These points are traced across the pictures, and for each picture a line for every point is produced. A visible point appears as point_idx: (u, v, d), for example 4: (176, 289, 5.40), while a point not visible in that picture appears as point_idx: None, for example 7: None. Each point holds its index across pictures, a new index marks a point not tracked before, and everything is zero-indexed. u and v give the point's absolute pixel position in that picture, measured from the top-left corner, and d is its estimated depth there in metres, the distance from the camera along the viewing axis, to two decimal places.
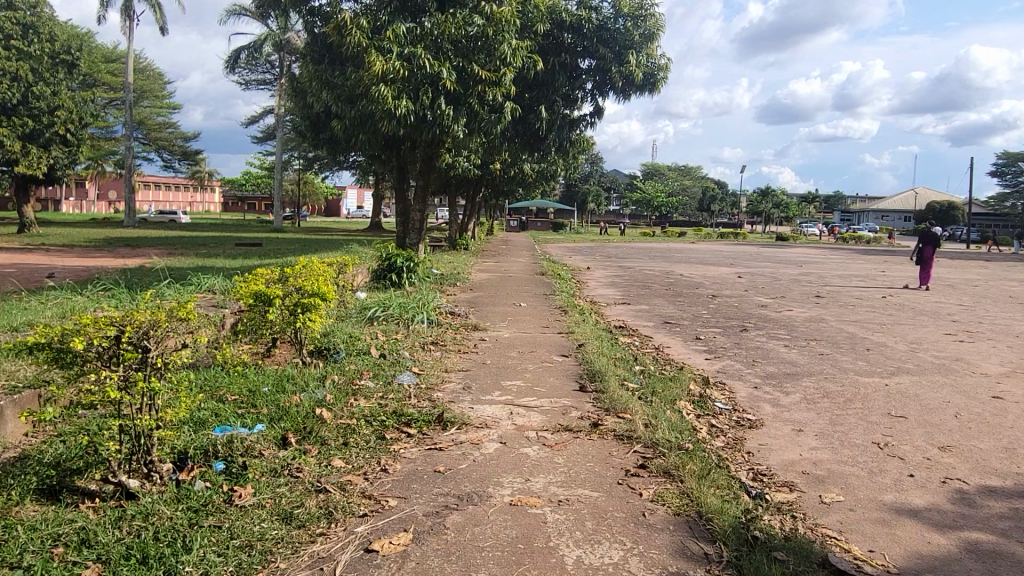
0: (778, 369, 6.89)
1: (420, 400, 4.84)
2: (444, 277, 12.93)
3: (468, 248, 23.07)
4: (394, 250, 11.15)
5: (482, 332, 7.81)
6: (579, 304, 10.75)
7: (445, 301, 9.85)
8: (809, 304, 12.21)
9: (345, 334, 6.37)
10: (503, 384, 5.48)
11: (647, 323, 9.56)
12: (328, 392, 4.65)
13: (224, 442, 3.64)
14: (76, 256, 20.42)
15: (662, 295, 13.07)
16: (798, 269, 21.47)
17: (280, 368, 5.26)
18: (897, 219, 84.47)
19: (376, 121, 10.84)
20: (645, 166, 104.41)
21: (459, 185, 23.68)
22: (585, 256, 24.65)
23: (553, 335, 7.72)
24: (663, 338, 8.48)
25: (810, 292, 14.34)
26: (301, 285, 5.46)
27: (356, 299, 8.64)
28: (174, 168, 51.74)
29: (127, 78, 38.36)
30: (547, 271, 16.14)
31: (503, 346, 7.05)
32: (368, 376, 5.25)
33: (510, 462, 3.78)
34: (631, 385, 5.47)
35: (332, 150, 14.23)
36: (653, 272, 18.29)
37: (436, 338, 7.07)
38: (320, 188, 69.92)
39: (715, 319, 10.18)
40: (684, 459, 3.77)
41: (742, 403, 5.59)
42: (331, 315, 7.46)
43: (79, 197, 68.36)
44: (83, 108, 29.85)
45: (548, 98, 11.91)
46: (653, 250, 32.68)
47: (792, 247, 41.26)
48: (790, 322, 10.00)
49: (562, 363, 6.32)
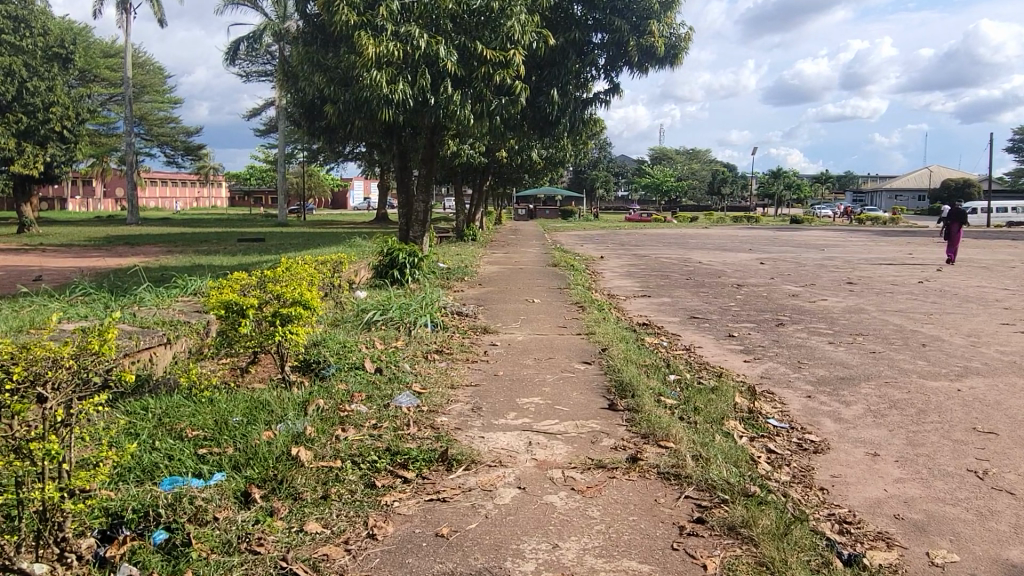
0: (829, 372, 6.06)
1: (420, 428, 4.06)
2: (451, 272, 12.12)
3: (476, 239, 22.19)
4: (395, 245, 10.34)
5: (492, 335, 7.00)
6: (596, 299, 9.91)
7: (450, 299, 9.03)
8: (843, 292, 11.34)
9: (336, 345, 5.59)
10: (519, 403, 4.68)
11: (672, 319, 8.73)
12: (310, 423, 3.88)
13: (168, 502, 2.88)
14: (70, 257, 19.75)
15: (683, 286, 12.22)
16: (820, 253, 20.53)
17: (256, 390, 4.48)
18: (912, 199, 83.09)
19: (372, 107, 10.05)
20: (653, 151, 103.11)
21: (465, 173, 22.82)
22: (598, 245, 23.80)
23: (571, 337, 6.92)
24: (691, 336, 7.65)
25: (840, 278, 13.46)
26: (280, 292, 4.68)
27: (353, 301, 7.85)
28: (177, 163, 51.13)
29: (125, 72, 37.66)
30: (559, 262, 15.26)
31: (517, 352, 6.27)
32: (359, 398, 4.47)
33: (531, 518, 2.99)
34: (669, 401, 4.67)
35: (330, 139, 13.43)
36: (670, 260, 17.42)
37: (441, 345, 6.28)
38: (326, 181, 69.26)
39: (745, 312, 9.34)
40: (754, 511, 2.97)
41: (799, 418, 4.78)
42: (324, 323, 6.70)
43: (84, 195, 67.93)
44: (80, 103, 29.25)
45: (559, 81, 11.06)
46: (667, 237, 31.82)
47: (808, 230, 40.29)
48: (829, 314, 9.14)
49: (584, 372, 5.52)
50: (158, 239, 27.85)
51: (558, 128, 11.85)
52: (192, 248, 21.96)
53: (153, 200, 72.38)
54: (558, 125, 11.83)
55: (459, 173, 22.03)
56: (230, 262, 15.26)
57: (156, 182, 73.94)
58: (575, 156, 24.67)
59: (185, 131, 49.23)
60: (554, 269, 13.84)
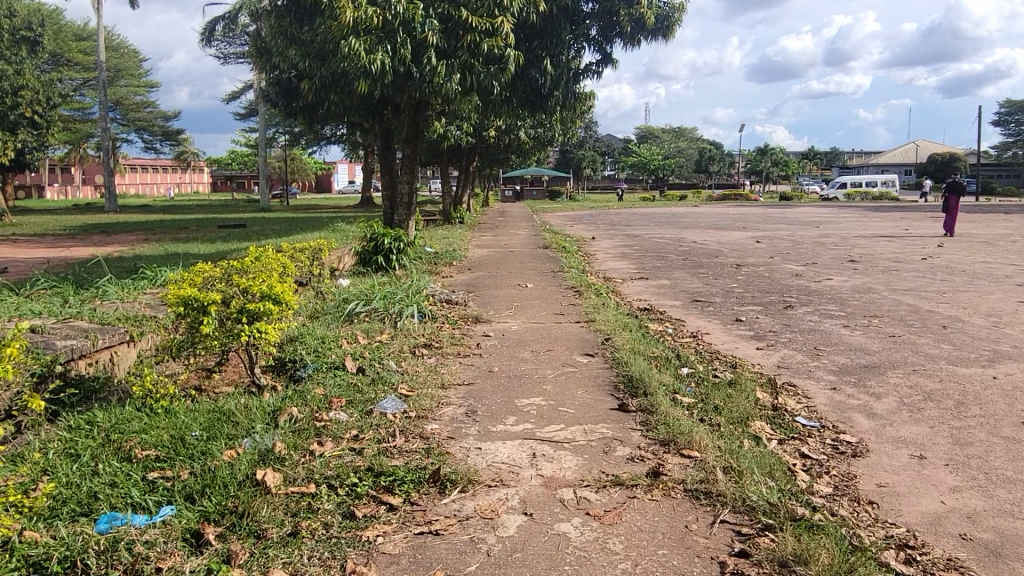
0: (850, 360, 5.61)
1: (407, 440, 3.54)
2: (439, 257, 11.56)
3: (463, 222, 21.63)
4: (379, 229, 9.79)
5: (485, 325, 6.49)
6: (592, 282, 9.43)
7: (438, 286, 8.51)
8: (847, 271, 10.93)
9: (314, 343, 5.05)
10: (519, 405, 4.18)
11: (674, 303, 8.27)
12: (280, 439, 3.35)
13: (102, 551, 2.37)
14: (42, 246, 19.04)
15: (681, 267, 11.77)
16: (815, 230, 20.17)
17: (219, 399, 3.95)
18: (898, 173, 83.10)
19: (350, 81, 9.46)
20: (639, 129, 102.46)
21: (451, 154, 22.24)
22: (588, 225, 23.31)
23: (570, 326, 6.44)
24: (697, 322, 7.19)
25: (842, 256, 13.04)
26: (247, 285, 4.15)
27: (334, 290, 7.31)
28: (155, 149, 50.07)
29: (98, 55, 36.57)
30: (551, 244, 14.74)
31: (512, 344, 5.77)
32: (338, 404, 3.95)
33: (542, 555, 2.49)
34: (687, 400, 4.18)
35: (308, 119, 12.79)
36: (664, 240, 16.97)
37: (429, 339, 5.75)
38: (309, 165, 68.29)
39: (750, 294, 8.89)
40: (808, 544, 2.48)
41: (828, 415, 4.31)
42: (302, 315, 6.17)
43: (62, 183, 66.62)
44: (50, 88, 28.33)
45: (550, 50, 10.43)
46: (658, 215, 31.39)
47: (797, 206, 40.03)
48: (837, 295, 8.70)
49: (588, 366, 5.04)
50: (136, 226, 27.13)
51: (551, 101, 11.25)
52: (170, 236, 21.27)
53: (133, 186, 71.18)
54: (551, 98, 11.24)
55: (445, 154, 21.41)
56: (208, 250, 14.63)
57: (135, 168, 72.64)
58: (563, 135, 24.11)
59: (163, 116, 48.15)
60: (546, 251, 13.32)
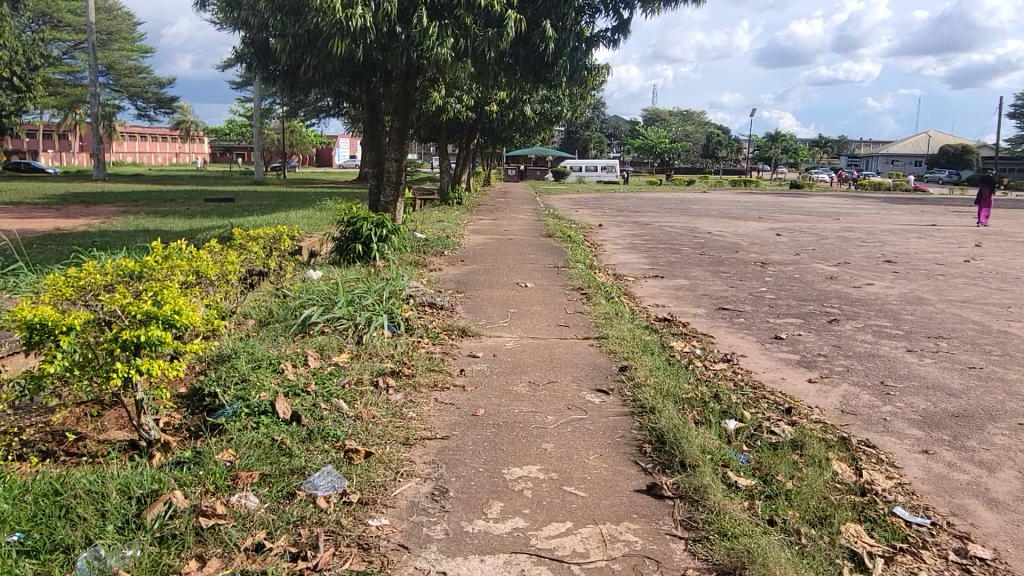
0: (933, 405, 4.39)
1: (333, 556, 2.36)
2: (430, 244, 10.31)
3: (462, 203, 20.38)
4: (360, 212, 8.58)
5: (473, 341, 5.29)
6: (602, 281, 8.21)
7: (423, 283, 7.28)
8: (887, 275, 9.71)
9: (242, 371, 3.84)
10: (511, 482, 2.97)
11: (698, 311, 7.08)
12: (130, 563, 2.17)
13: None
14: (9, 216, 17.77)
15: (698, 263, 10.54)
16: (837, 223, 18.89)
17: (76, 472, 2.74)
18: (909, 163, 81.70)
19: (328, 41, 8.21)
20: (647, 112, 100.99)
21: (451, 130, 20.89)
22: (594, 210, 22.10)
23: (577, 345, 5.23)
24: (729, 340, 5.98)
25: (876, 255, 11.82)
26: (127, 305, 2.92)
27: (295, 291, 6.08)
28: (149, 116, 48.54)
29: (87, 17, 35.10)
30: (554, 231, 13.56)
31: (506, 371, 4.56)
32: (246, 482, 2.74)
33: None
34: (746, 482, 2.98)
35: (288, 88, 11.47)
36: (675, 230, 15.74)
37: (399, 361, 4.52)
38: (309, 138, 66.97)
39: (784, 301, 7.69)
40: None
41: (935, 504, 3.10)
42: (243, 332, 4.93)
43: (56, 148, 65.31)
44: (31, 49, 27.52)
45: (556, 11, 9.07)
46: (666, 200, 30.14)
47: (811, 195, 38.80)
48: (886, 307, 7.47)
49: (603, 415, 3.82)
50: (120, 197, 25.96)
51: (556, 71, 9.85)
52: (150, 209, 20.06)
53: (129, 155, 69.78)
54: (555, 67, 9.83)
55: (443, 130, 20.09)
56: (181, 228, 13.39)
57: (132, 137, 71.20)
58: (570, 112, 22.70)
59: (157, 82, 46.41)
60: (548, 240, 12.07)
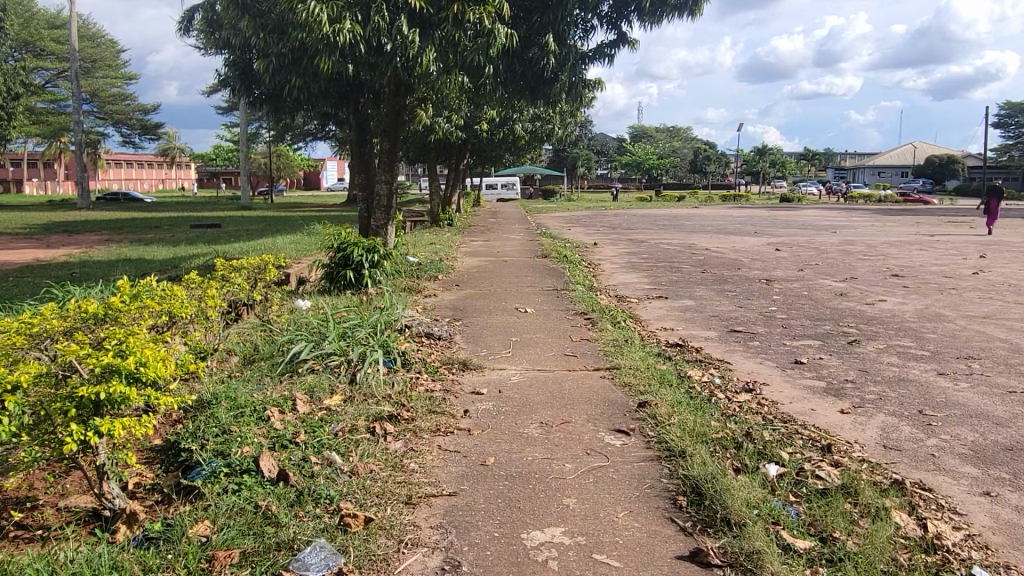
0: (981, 438, 4.03)
1: None
2: (423, 268, 9.92)
3: (453, 224, 20.06)
4: (350, 237, 8.20)
5: (476, 375, 4.88)
6: (605, 304, 7.85)
7: (418, 311, 6.89)
8: (897, 290, 9.39)
9: (222, 424, 3.42)
10: (533, 551, 2.56)
11: (709, 335, 6.72)
12: None
13: None
14: None
15: (701, 282, 10.21)
16: (834, 236, 18.65)
17: (23, 557, 2.30)
18: (895, 175, 82.19)
19: (314, 58, 7.86)
20: (634, 129, 101.48)
21: (440, 150, 20.62)
22: (586, 229, 21.83)
23: (589, 378, 4.84)
24: (747, 366, 5.61)
25: (882, 270, 11.52)
26: (85, 357, 2.49)
27: (282, 326, 5.66)
28: (135, 143, 48.16)
29: (71, 44, 34.80)
30: (549, 251, 13.22)
31: (515, 411, 4.15)
32: (225, 565, 2.33)
33: None
34: (804, 544, 2.59)
35: (273, 111, 11.11)
36: (672, 247, 15.44)
37: (397, 403, 4.11)
38: (297, 161, 66.71)
39: (797, 321, 7.34)
40: None
41: (1017, 561, 2.71)
42: (224, 374, 4.51)
43: (41, 177, 64.74)
44: (12, 76, 27.34)
45: (554, 26, 8.79)
46: (659, 217, 29.91)
47: (801, 208, 38.72)
48: (904, 325, 7.14)
49: (626, 462, 3.42)
50: (103, 224, 25.58)
51: (555, 87, 9.56)
52: (134, 237, 19.62)
53: (115, 182, 69.26)
54: (555, 83, 9.54)
55: (433, 151, 19.79)
56: (164, 256, 12.97)
57: (118, 164, 70.72)
58: (561, 130, 22.48)
59: (142, 108, 46.00)
60: (544, 261, 11.72)
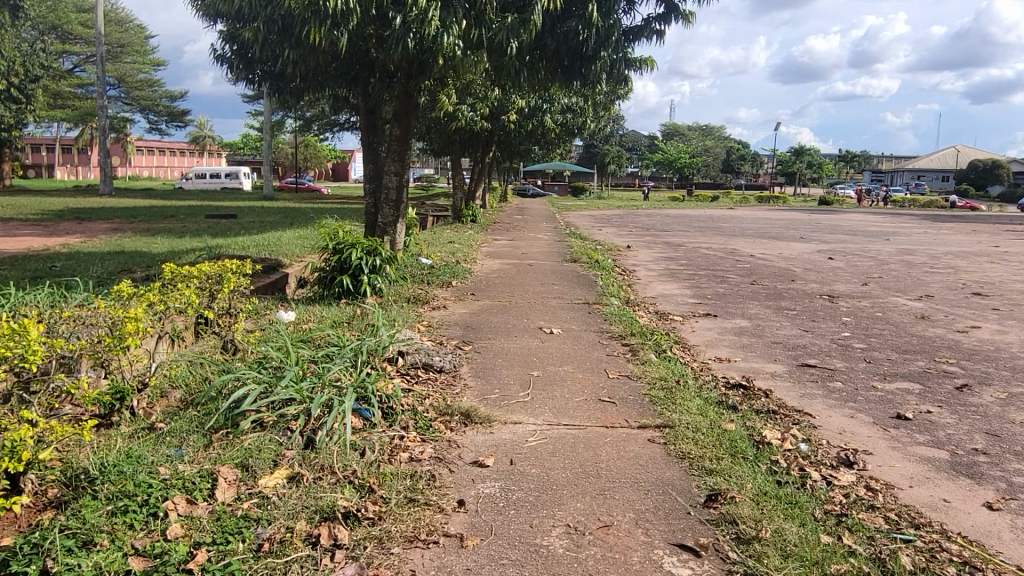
0: None
1: None
2: (436, 272, 8.69)
3: (476, 221, 18.85)
4: (348, 238, 7.02)
5: (482, 435, 3.64)
6: (645, 325, 6.57)
7: (419, 330, 5.67)
8: (989, 313, 7.98)
9: (76, 544, 2.26)
10: None
11: (777, 371, 5.42)
12: None
13: None
14: None
15: (753, 297, 8.89)
16: (889, 244, 17.07)
17: None
18: (936, 180, 79.43)
19: (306, 26, 6.67)
20: (666, 127, 99.55)
21: (464, 142, 19.45)
22: (618, 230, 20.52)
23: (635, 443, 3.57)
24: (836, 422, 4.31)
25: (960, 287, 10.05)
26: None
27: (243, 353, 4.47)
28: (161, 130, 47.66)
29: (96, 26, 34.21)
30: (579, 254, 11.96)
31: (530, 503, 2.90)
32: None
33: None
34: None
35: (278, 90, 9.95)
36: (713, 253, 14.08)
37: (364, 486, 2.90)
38: (323, 153, 66.05)
39: (883, 355, 5.99)
40: None
41: None
42: (139, 433, 3.31)
43: (71, 163, 64.86)
44: (33, 58, 26.81)
45: None
46: (695, 219, 28.37)
47: (841, 212, 36.87)
48: (1018, 364, 5.75)
49: None
50: (118, 213, 24.82)
51: (594, 66, 8.16)
52: (142, 227, 18.70)
53: (145, 170, 69.21)
54: (594, 62, 8.15)
55: (457, 142, 18.59)
56: (158, 250, 11.92)
57: (147, 152, 70.63)
58: (594, 124, 21.16)
59: (169, 96, 45.40)
60: (573, 266, 10.48)
